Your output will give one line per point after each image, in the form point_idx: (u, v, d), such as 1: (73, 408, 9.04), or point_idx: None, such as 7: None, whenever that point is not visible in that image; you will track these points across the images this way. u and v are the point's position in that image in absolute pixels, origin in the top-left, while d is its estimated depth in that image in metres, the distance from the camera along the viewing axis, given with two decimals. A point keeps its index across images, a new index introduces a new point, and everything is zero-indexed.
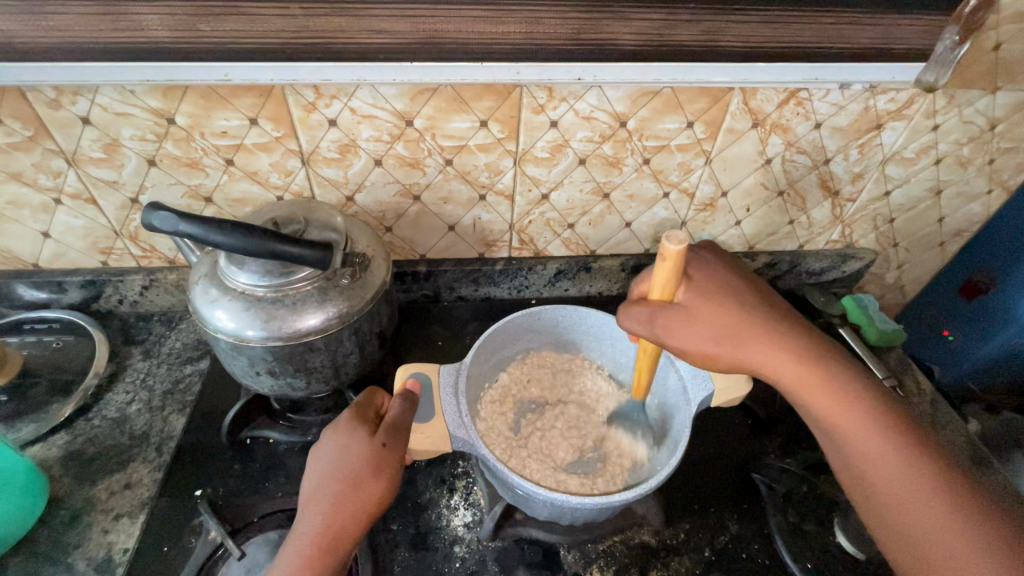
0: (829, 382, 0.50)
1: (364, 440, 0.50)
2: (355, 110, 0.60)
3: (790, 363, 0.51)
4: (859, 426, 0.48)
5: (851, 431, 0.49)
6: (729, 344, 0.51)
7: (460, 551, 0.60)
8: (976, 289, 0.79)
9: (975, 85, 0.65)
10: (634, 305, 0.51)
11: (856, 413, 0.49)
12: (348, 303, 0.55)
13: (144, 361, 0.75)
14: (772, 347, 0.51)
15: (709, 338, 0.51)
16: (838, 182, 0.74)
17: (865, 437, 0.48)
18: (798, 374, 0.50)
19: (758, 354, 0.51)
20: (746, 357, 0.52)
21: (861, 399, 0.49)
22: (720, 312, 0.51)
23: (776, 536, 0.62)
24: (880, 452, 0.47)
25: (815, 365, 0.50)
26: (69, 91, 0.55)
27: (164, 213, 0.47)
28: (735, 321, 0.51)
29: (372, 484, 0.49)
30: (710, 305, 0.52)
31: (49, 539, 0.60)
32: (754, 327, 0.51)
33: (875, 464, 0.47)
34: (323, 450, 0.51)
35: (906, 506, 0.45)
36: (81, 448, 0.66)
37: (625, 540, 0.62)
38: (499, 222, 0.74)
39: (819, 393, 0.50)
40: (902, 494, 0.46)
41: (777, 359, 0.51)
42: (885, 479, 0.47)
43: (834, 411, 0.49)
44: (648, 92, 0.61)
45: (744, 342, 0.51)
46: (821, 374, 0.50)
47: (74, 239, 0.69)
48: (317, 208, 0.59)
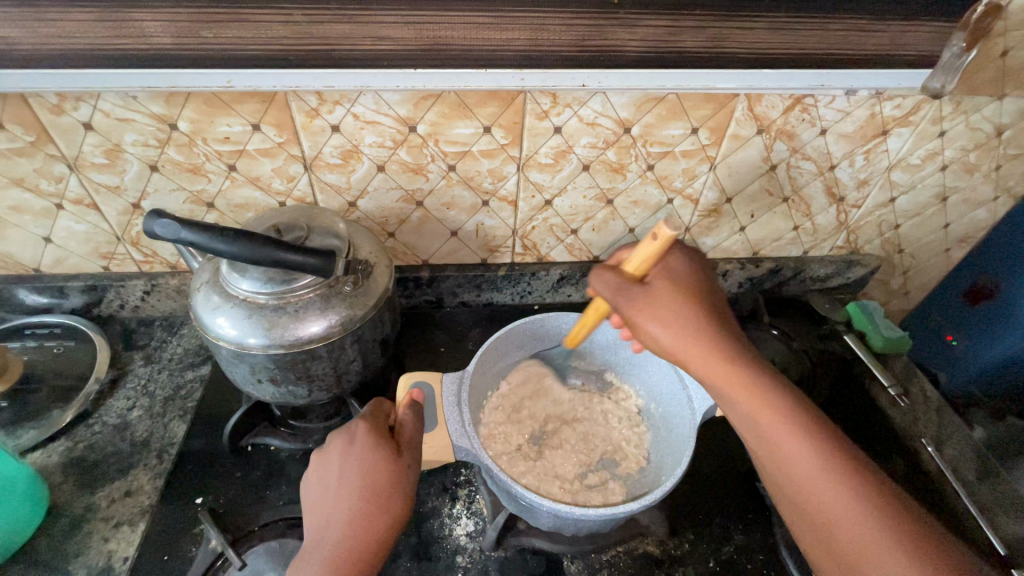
0: (750, 387, 0.46)
1: (391, 458, 0.50)
2: (358, 116, 0.59)
3: (727, 371, 0.47)
4: (799, 445, 0.45)
5: (790, 448, 0.45)
6: (680, 349, 0.47)
7: (463, 561, 0.60)
8: (980, 294, 0.80)
9: (983, 92, 0.64)
10: (605, 270, 0.48)
11: (792, 430, 0.45)
12: (350, 310, 0.55)
13: (145, 366, 0.74)
14: (712, 355, 0.47)
15: (667, 334, 0.47)
16: (844, 188, 0.74)
17: (804, 458, 0.45)
18: (736, 384, 0.46)
19: (696, 355, 0.47)
20: (685, 356, 0.47)
21: (799, 416, 0.46)
22: (673, 312, 0.47)
23: (782, 547, 0.62)
24: (818, 473, 0.44)
25: (751, 374, 0.47)
26: (71, 97, 0.55)
27: (167, 221, 0.47)
28: (688, 323, 0.47)
29: (399, 506, 0.49)
30: (671, 299, 0.48)
31: (48, 547, 0.59)
32: (696, 323, 0.47)
33: (817, 487, 0.44)
34: (345, 468, 0.50)
35: (845, 529, 0.42)
36: (81, 455, 0.66)
37: (628, 551, 0.61)
38: (502, 227, 0.74)
39: (740, 399, 0.46)
40: (841, 516, 0.43)
41: (716, 367, 0.47)
42: (824, 502, 0.43)
43: (772, 429, 0.45)
44: (653, 98, 0.61)
45: (691, 347, 0.47)
46: (752, 382, 0.46)
47: (75, 244, 0.69)
48: (319, 215, 0.59)
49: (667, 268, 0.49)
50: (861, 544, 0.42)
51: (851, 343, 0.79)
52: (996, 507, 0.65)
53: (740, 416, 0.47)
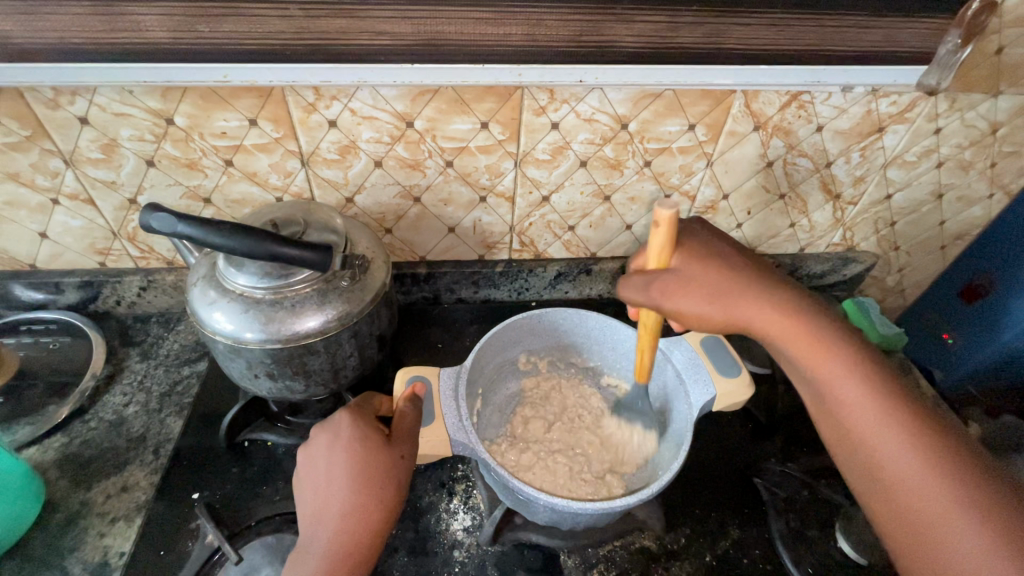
0: (816, 339, 0.48)
1: (382, 451, 0.50)
2: (355, 112, 0.59)
3: (784, 323, 0.49)
4: (859, 390, 0.46)
5: (847, 393, 0.46)
6: (725, 310, 0.49)
7: (460, 556, 0.60)
8: (975, 293, 0.79)
9: (977, 89, 0.64)
10: (634, 275, 0.50)
11: (851, 373, 0.47)
12: (348, 305, 0.55)
13: (141, 362, 0.74)
14: (763, 310, 0.49)
15: (704, 301, 0.49)
16: (840, 184, 0.74)
17: (861, 400, 0.46)
18: (795, 335, 0.48)
19: (746, 315, 0.50)
20: (742, 317, 0.50)
21: (856, 362, 0.47)
22: (710, 273, 0.50)
23: (778, 541, 0.62)
24: (874, 416, 0.45)
25: (807, 325, 0.49)
26: (67, 91, 0.55)
27: (163, 214, 0.47)
28: (727, 282, 0.50)
29: (392, 497, 0.49)
30: (702, 267, 0.50)
31: (45, 542, 0.59)
32: (742, 287, 0.50)
33: (872, 428, 0.45)
34: (335, 463, 0.50)
35: (898, 474, 0.43)
36: (78, 450, 0.66)
37: (625, 545, 0.62)
38: (499, 224, 0.74)
39: (805, 349, 0.48)
40: (894, 456, 0.44)
41: (770, 320, 0.49)
42: (878, 441, 0.45)
43: (831, 375, 0.47)
44: (650, 94, 0.61)
45: (737, 304, 0.49)
46: (816, 335, 0.48)
47: (71, 240, 0.69)
48: (316, 210, 0.59)
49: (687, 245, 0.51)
50: (914, 480, 0.43)
51: None
52: None
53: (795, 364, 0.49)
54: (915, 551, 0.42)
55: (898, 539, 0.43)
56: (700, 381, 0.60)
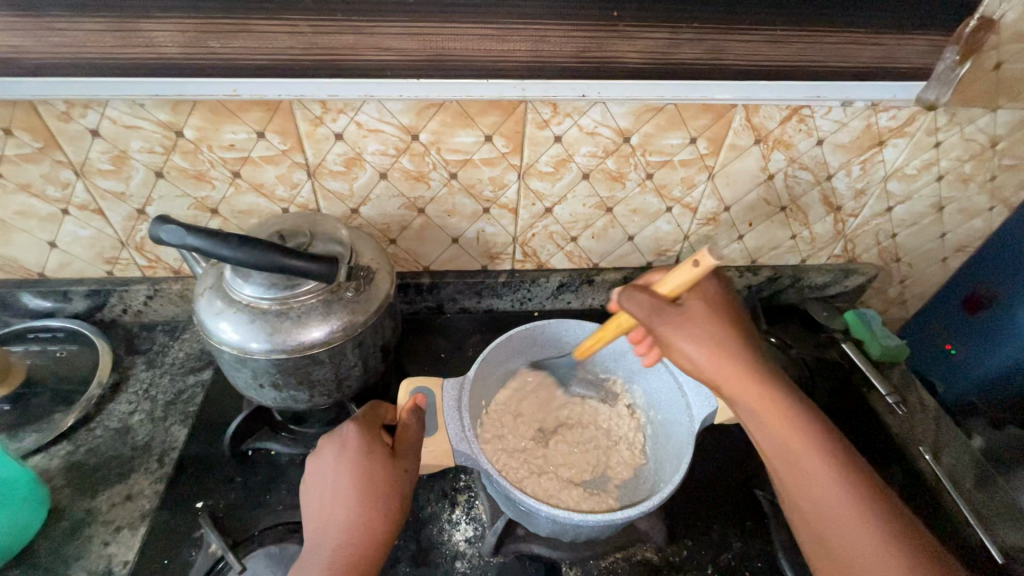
0: (785, 414, 0.49)
1: (387, 464, 0.51)
2: (361, 125, 0.60)
3: (762, 401, 0.50)
4: (825, 472, 0.48)
5: (815, 477, 0.48)
6: (718, 374, 0.50)
7: (462, 566, 0.60)
8: (978, 303, 0.80)
9: (977, 104, 0.65)
10: (638, 291, 0.50)
11: (824, 456, 0.48)
12: (352, 315, 0.55)
13: (147, 371, 0.75)
14: (743, 385, 0.50)
15: (704, 351, 0.50)
16: (841, 197, 0.75)
17: (830, 491, 0.47)
18: (766, 411, 0.50)
19: (724, 376, 0.50)
20: (722, 382, 0.51)
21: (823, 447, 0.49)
22: (714, 332, 0.50)
23: (780, 554, 0.62)
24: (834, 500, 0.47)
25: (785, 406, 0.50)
26: (79, 104, 0.56)
27: (172, 226, 0.48)
28: (724, 343, 0.50)
29: (397, 509, 0.50)
30: (707, 318, 0.51)
31: (49, 550, 0.60)
32: (733, 347, 0.51)
33: (840, 514, 0.46)
34: (340, 474, 0.50)
35: (852, 550, 0.45)
36: (83, 458, 0.66)
37: (627, 557, 0.62)
38: (502, 235, 0.74)
39: (774, 423, 0.49)
40: (846, 534, 0.46)
41: (749, 394, 0.50)
42: (847, 531, 0.46)
43: (799, 451, 0.49)
44: (652, 108, 0.62)
45: (726, 370, 0.50)
46: (786, 411, 0.49)
47: (80, 249, 0.70)
48: (322, 221, 0.59)
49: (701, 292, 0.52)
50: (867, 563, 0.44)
51: (847, 349, 0.80)
52: (993, 516, 0.65)
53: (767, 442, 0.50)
54: None
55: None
56: (701, 393, 0.60)
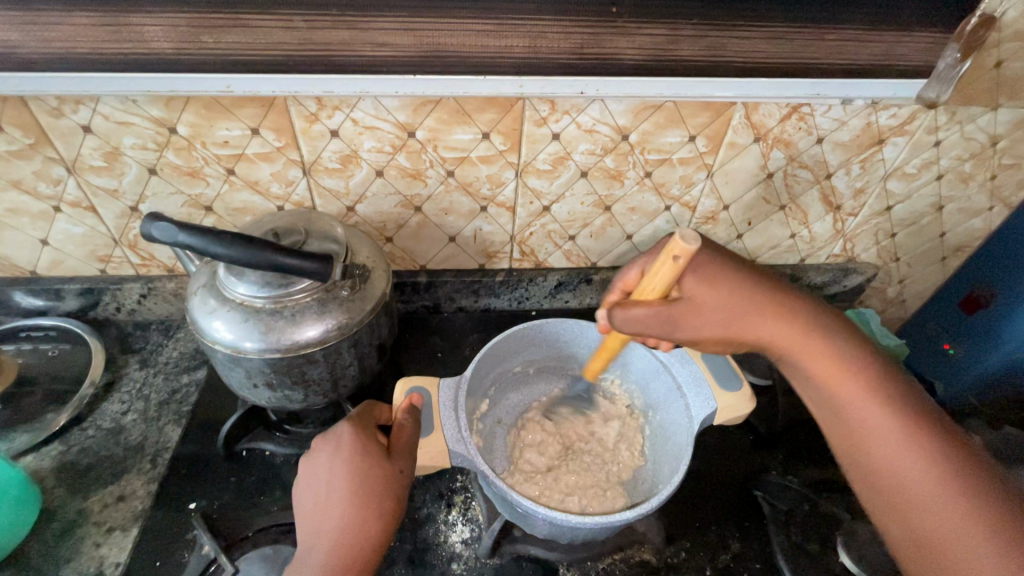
0: (814, 344, 0.50)
1: (382, 465, 0.50)
2: (357, 121, 0.59)
3: (790, 332, 0.51)
4: (860, 391, 0.48)
5: (851, 398, 0.48)
6: (739, 324, 0.51)
7: (458, 568, 0.59)
8: (976, 303, 0.79)
9: (977, 103, 0.65)
10: (631, 309, 0.48)
11: (856, 377, 0.48)
12: (347, 314, 0.55)
13: (140, 370, 0.74)
14: (777, 326, 0.51)
15: (716, 324, 0.50)
16: (840, 197, 0.74)
17: (867, 410, 0.47)
18: (795, 342, 0.50)
19: (749, 324, 0.51)
20: (750, 330, 0.51)
21: (872, 381, 0.48)
22: (723, 298, 0.50)
23: (778, 555, 0.62)
24: (886, 435, 0.46)
25: (827, 344, 0.50)
26: (71, 100, 0.55)
27: (164, 224, 0.47)
28: (741, 298, 0.51)
29: (391, 512, 0.49)
30: (715, 285, 0.50)
31: (40, 552, 0.59)
32: (751, 296, 0.51)
33: (878, 432, 0.46)
34: (334, 475, 0.49)
35: (893, 465, 0.45)
36: (75, 458, 0.66)
37: (625, 559, 0.61)
38: (500, 233, 0.74)
39: (806, 354, 0.50)
40: (884, 449, 0.46)
41: (776, 329, 0.51)
42: (884, 446, 0.46)
43: (831, 376, 0.49)
44: (651, 106, 0.61)
45: (750, 318, 0.51)
46: (814, 339, 0.50)
47: (72, 247, 0.69)
48: (317, 219, 0.59)
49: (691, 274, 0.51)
50: (908, 475, 0.44)
51: None
52: None
53: (811, 383, 0.50)
54: (916, 554, 0.43)
55: (910, 559, 0.44)
56: (700, 394, 0.60)
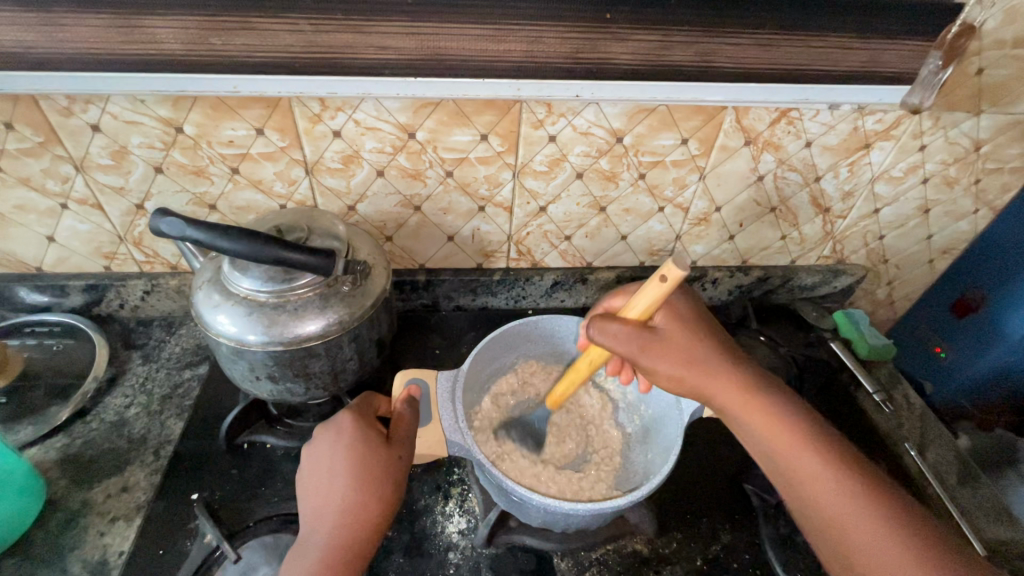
0: (764, 405, 0.52)
1: (381, 450, 0.51)
2: (359, 122, 0.61)
3: (741, 395, 0.53)
4: (806, 453, 0.50)
5: (800, 461, 0.50)
6: (687, 375, 0.53)
7: (455, 558, 0.61)
8: (967, 307, 0.82)
9: (960, 108, 0.67)
10: (611, 322, 0.52)
11: (802, 438, 0.51)
12: (348, 310, 0.56)
13: (143, 365, 0.75)
14: (723, 382, 0.53)
15: (677, 367, 0.53)
16: (829, 199, 0.76)
17: (815, 472, 0.49)
18: (746, 405, 0.52)
19: (701, 379, 0.53)
20: (703, 387, 0.54)
21: (816, 433, 0.51)
22: (683, 346, 0.54)
23: (767, 546, 0.63)
24: (831, 481, 0.48)
25: (771, 403, 0.52)
26: (81, 100, 0.57)
27: (173, 219, 0.48)
28: (698, 357, 0.53)
29: (390, 495, 0.50)
30: (677, 332, 0.54)
31: (44, 541, 0.60)
32: (707, 356, 0.54)
33: (828, 495, 0.48)
34: (336, 460, 0.51)
35: (850, 526, 0.47)
36: (79, 450, 0.67)
37: (617, 549, 0.63)
38: (497, 233, 0.76)
39: (756, 417, 0.52)
40: (838, 508, 0.48)
41: (728, 391, 0.53)
42: (837, 509, 0.48)
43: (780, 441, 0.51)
44: (644, 110, 0.63)
45: (703, 373, 0.53)
46: (764, 401, 0.52)
47: (78, 244, 0.70)
48: (320, 216, 0.60)
49: (675, 309, 0.56)
50: (862, 537, 0.46)
51: (837, 348, 0.81)
52: (976, 511, 0.67)
53: (757, 437, 0.52)
54: None
55: None
56: None
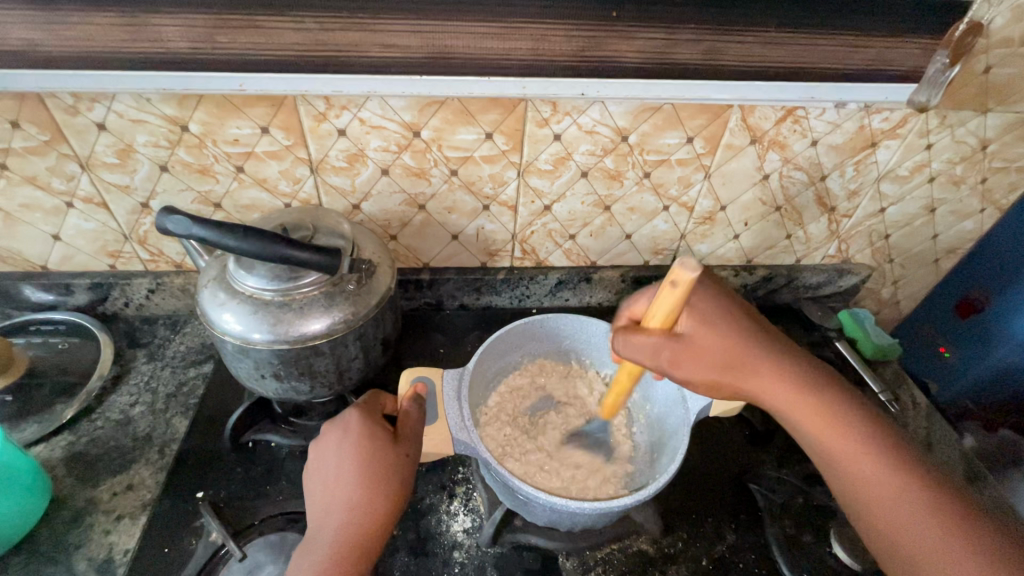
0: (809, 396, 0.52)
1: (387, 447, 0.52)
2: (364, 121, 0.61)
3: (786, 387, 0.52)
4: (853, 443, 0.50)
5: (846, 450, 0.50)
6: (726, 373, 0.53)
7: (460, 557, 0.61)
8: (971, 307, 0.82)
9: (967, 107, 0.66)
10: (634, 335, 0.49)
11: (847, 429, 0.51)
12: (353, 308, 0.56)
13: (148, 364, 0.75)
14: (768, 375, 0.53)
15: (711, 370, 0.53)
16: (835, 198, 0.76)
17: (862, 462, 0.49)
18: (792, 397, 0.52)
19: (744, 375, 0.53)
20: (747, 384, 0.53)
21: (870, 426, 0.51)
22: (716, 347, 0.52)
23: (773, 546, 0.63)
24: (886, 477, 0.48)
25: (824, 401, 0.52)
26: (86, 98, 0.57)
27: (179, 217, 0.49)
28: (740, 352, 0.53)
29: (397, 493, 0.50)
30: (707, 334, 0.52)
31: (50, 539, 0.60)
32: (748, 349, 0.53)
33: (875, 485, 0.48)
34: (343, 457, 0.51)
35: (897, 516, 0.47)
36: (84, 448, 0.67)
37: (622, 549, 0.62)
38: (502, 232, 0.75)
39: (801, 409, 0.52)
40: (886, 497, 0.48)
41: (772, 384, 0.53)
42: (885, 498, 0.48)
43: (826, 433, 0.51)
44: (649, 108, 0.63)
45: (744, 370, 0.53)
46: (809, 392, 0.52)
47: (83, 242, 0.70)
48: (325, 215, 0.60)
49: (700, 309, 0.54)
50: (910, 526, 0.46)
51: (841, 347, 0.82)
52: (983, 511, 0.67)
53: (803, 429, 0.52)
54: None
55: None
56: None
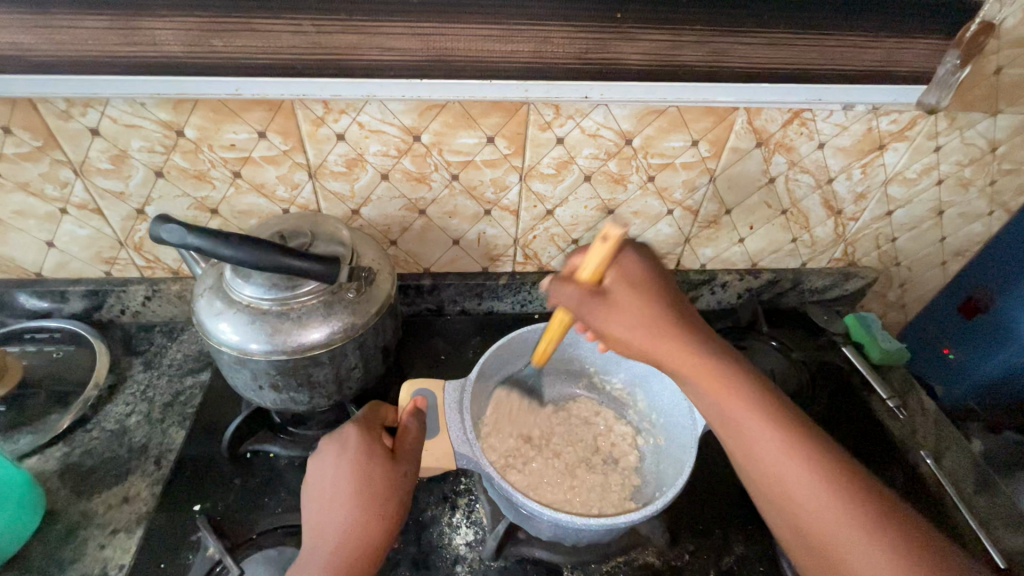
0: (715, 369, 0.46)
1: (385, 464, 0.50)
2: (363, 125, 0.60)
3: (690, 355, 0.46)
4: (758, 421, 0.44)
5: (748, 424, 0.44)
6: (637, 337, 0.48)
7: (462, 570, 0.59)
8: (975, 308, 0.80)
9: (977, 109, 0.65)
10: (562, 284, 0.48)
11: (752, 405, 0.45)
12: (352, 316, 0.55)
13: (144, 372, 0.74)
14: (673, 340, 0.47)
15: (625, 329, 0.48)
16: (841, 201, 0.75)
17: (766, 439, 0.43)
18: (694, 363, 0.46)
19: (652, 340, 0.47)
20: (657, 350, 0.47)
21: (774, 404, 0.45)
22: (638, 307, 0.48)
23: (783, 559, 0.62)
24: (790, 456, 0.43)
25: (727, 372, 0.46)
26: (79, 103, 0.56)
27: (173, 226, 0.47)
28: (655, 318, 0.48)
29: (395, 512, 0.49)
30: (633, 296, 0.48)
31: (43, 554, 0.59)
32: (655, 313, 0.48)
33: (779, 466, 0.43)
34: (340, 474, 0.50)
35: (806, 501, 0.42)
36: (79, 460, 0.66)
37: (629, 561, 0.61)
38: (503, 236, 0.74)
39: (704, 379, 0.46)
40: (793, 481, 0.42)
41: (675, 351, 0.47)
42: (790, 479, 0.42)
43: (731, 405, 0.45)
44: (654, 111, 0.62)
45: (653, 336, 0.47)
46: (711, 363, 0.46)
47: (78, 249, 0.69)
48: (323, 221, 0.59)
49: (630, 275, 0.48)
50: (816, 511, 0.41)
51: (851, 355, 0.79)
52: (994, 521, 0.66)
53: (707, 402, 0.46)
54: None
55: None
56: None
